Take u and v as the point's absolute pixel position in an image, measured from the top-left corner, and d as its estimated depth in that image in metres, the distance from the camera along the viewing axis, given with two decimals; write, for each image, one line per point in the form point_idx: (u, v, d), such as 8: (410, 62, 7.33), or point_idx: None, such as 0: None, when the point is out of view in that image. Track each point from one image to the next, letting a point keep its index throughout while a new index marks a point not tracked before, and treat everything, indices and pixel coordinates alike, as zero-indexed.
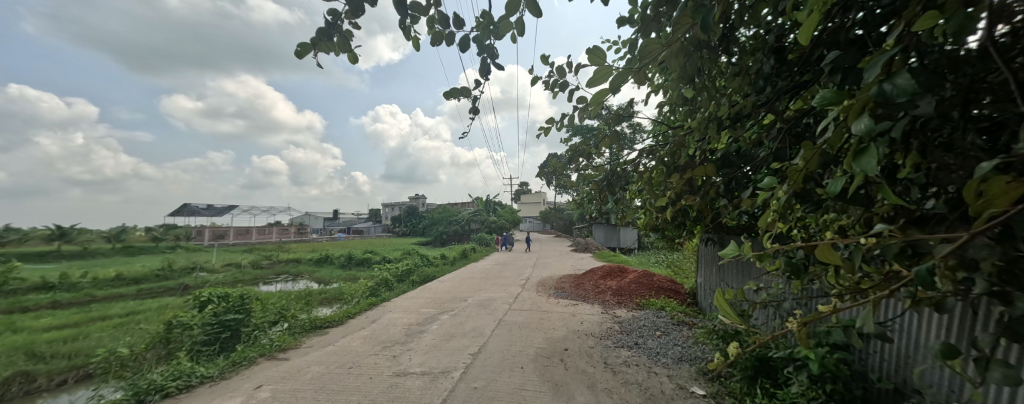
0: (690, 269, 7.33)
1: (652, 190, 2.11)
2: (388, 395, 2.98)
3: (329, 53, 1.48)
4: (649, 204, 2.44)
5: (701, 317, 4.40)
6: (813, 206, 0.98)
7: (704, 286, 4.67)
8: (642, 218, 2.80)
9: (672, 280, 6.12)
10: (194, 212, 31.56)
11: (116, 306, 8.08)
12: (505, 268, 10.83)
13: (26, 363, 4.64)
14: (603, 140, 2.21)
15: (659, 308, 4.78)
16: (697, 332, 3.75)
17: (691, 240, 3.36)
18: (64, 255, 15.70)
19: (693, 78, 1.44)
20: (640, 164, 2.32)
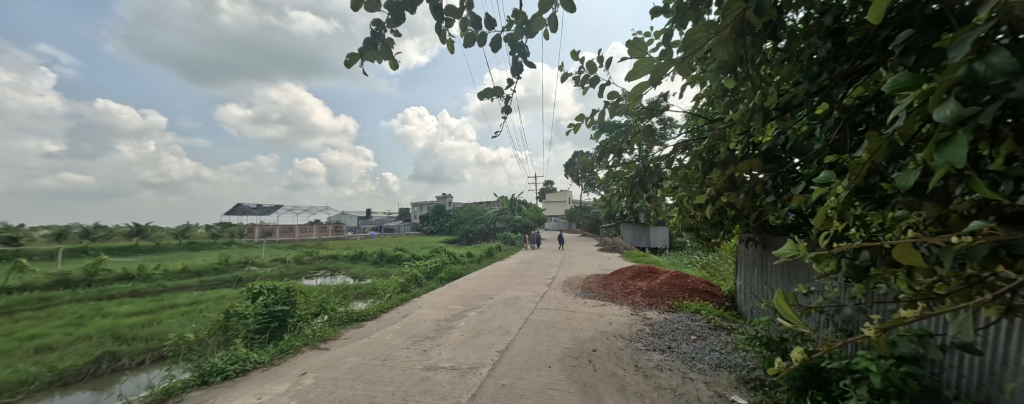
0: (727, 271, 6.98)
1: (689, 186, 2.03)
2: (420, 388, 3.06)
3: (374, 62, 1.54)
4: (684, 202, 2.34)
5: (740, 321, 4.17)
6: (877, 203, 0.91)
7: (744, 289, 4.43)
8: (675, 217, 2.70)
9: (707, 282, 5.85)
10: (246, 212, 34.12)
11: (182, 296, 8.94)
12: (531, 266, 10.84)
13: (112, 344, 5.22)
14: (635, 136, 2.15)
15: (694, 311, 4.58)
16: (735, 338, 3.56)
17: (730, 241, 3.20)
18: (141, 250, 17.60)
19: (735, 66, 1.37)
20: (675, 160, 2.24)
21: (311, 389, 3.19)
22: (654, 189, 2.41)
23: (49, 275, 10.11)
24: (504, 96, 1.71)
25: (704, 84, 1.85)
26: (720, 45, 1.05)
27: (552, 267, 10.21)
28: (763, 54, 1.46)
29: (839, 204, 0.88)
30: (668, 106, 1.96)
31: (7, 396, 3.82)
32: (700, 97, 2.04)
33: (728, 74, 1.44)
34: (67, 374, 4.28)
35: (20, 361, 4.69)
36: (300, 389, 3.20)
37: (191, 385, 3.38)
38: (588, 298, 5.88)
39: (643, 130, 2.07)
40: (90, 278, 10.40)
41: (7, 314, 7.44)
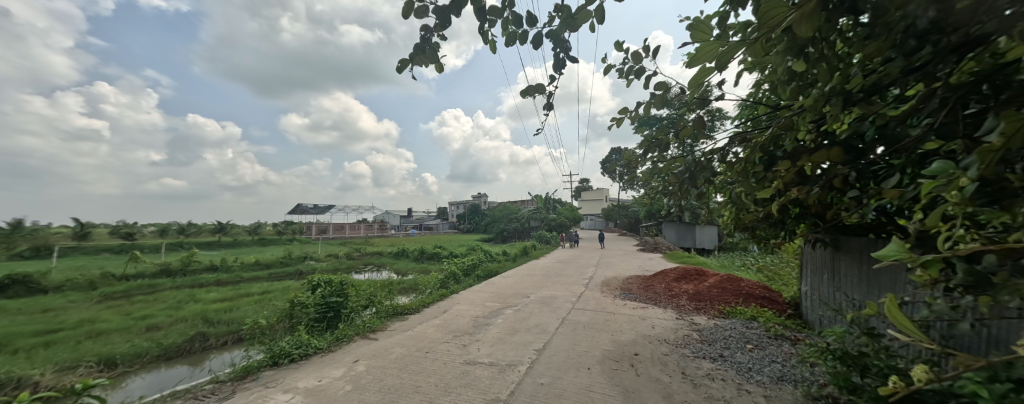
0: (788, 276, 6.39)
1: (747, 182, 1.89)
2: (461, 381, 3.15)
3: (423, 66, 1.60)
4: (741, 199, 2.19)
5: (806, 332, 3.78)
6: (1005, 197, 0.78)
7: (812, 296, 4.02)
8: (728, 213, 2.53)
9: (766, 287, 5.39)
10: (304, 211, 37.21)
11: (254, 285, 9.95)
12: (569, 265, 10.72)
13: (202, 326, 5.94)
14: (684, 129, 2.03)
15: (750, 318, 4.24)
16: (801, 349, 3.23)
17: (793, 242, 2.92)
18: (221, 244, 19.85)
19: (807, 47, 1.24)
20: (729, 153, 2.10)
21: (363, 375, 3.39)
22: (706, 184, 2.26)
23: (154, 266, 11.77)
24: (546, 93, 1.70)
25: (766, 69, 1.71)
26: (802, 21, 0.94)
27: (589, 267, 10.01)
28: (842, 30, 1.32)
29: (957, 199, 0.77)
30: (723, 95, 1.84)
31: (125, 366, 4.49)
32: (760, 83, 1.90)
33: (795, 57, 1.32)
34: (168, 351, 4.94)
35: (135, 336, 5.50)
36: (354, 375, 3.41)
37: (264, 365, 3.74)
38: (629, 300, 5.69)
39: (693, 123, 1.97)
40: (185, 268, 11.97)
41: (125, 296, 8.78)
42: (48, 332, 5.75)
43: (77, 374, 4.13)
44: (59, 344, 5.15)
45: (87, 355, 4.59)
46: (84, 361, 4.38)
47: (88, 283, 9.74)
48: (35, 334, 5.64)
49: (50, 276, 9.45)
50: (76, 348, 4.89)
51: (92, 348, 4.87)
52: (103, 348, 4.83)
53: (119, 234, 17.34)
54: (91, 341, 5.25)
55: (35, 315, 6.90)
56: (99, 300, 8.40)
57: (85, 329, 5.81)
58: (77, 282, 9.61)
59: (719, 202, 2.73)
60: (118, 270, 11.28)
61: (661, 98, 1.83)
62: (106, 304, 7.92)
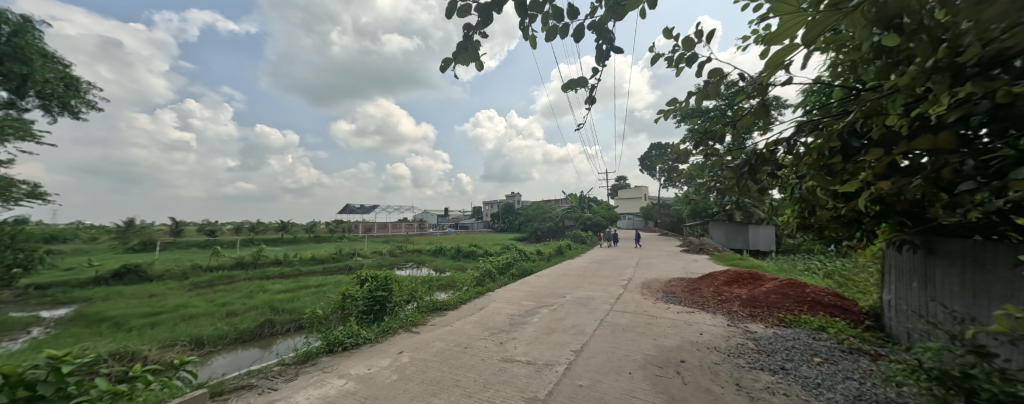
0: (865, 282, 5.69)
1: (822, 175, 1.71)
2: (499, 377, 3.18)
3: (465, 64, 1.63)
4: (811, 194, 1.99)
5: (889, 347, 3.29)
6: None
7: (894, 306, 3.56)
8: (792, 210, 2.31)
9: (837, 294, 4.84)
10: (352, 211, 39.64)
11: (310, 279, 10.75)
12: (608, 265, 10.44)
13: (269, 313, 6.53)
14: (742, 119, 1.89)
15: (818, 329, 3.84)
16: (882, 366, 2.85)
17: (872, 244, 2.61)
18: (282, 241, 21.74)
19: (902, 17, 1.11)
20: (797, 144, 1.93)
21: (408, 366, 3.53)
22: (768, 179, 2.08)
23: (230, 259, 13.19)
24: (588, 86, 1.66)
25: (845, 47, 1.54)
26: None
27: (629, 267, 9.67)
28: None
29: None
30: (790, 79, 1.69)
31: (210, 346, 5.08)
32: (835, 64, 1.72)
33: (888, 30, 1.18)
34: (243, 334, 5.51)
35: (218, 320, 6.19)
36: (399, 365, 3.57)
37: (321, 351, 4.02)
38: (673, 303, 5.42)
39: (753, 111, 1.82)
40: (255, 261, 13.26)
41: (209, 285, 9.92)
42: (153, 313, 6.66)
43: (175, 350, 4.76)
44: (162, 324, 5.93)
45: (181, 335, 5.26)
46: (179, 341, 5.03)
47: (181, 273, 11.18)
48: (143, 315, 6.57)
49: (152, 269, 10.93)
50: (173, 329, 5.62)
51: (185, 329, 5.56)
52: (194, 330, 5.50)
53: (203, 231, 19.76)
54: (184, 323, 6.00)
55: (142, 299, 8.06)
56: (190, 287, 9.57)
57: (180, 313, 6.66)
58: (172, 272, 11.07)
59: (781, 199, 2.50)
60: (203, 262, 12.80)
61: (716, 85, 1.71)
62: (195, 291, 9.02)
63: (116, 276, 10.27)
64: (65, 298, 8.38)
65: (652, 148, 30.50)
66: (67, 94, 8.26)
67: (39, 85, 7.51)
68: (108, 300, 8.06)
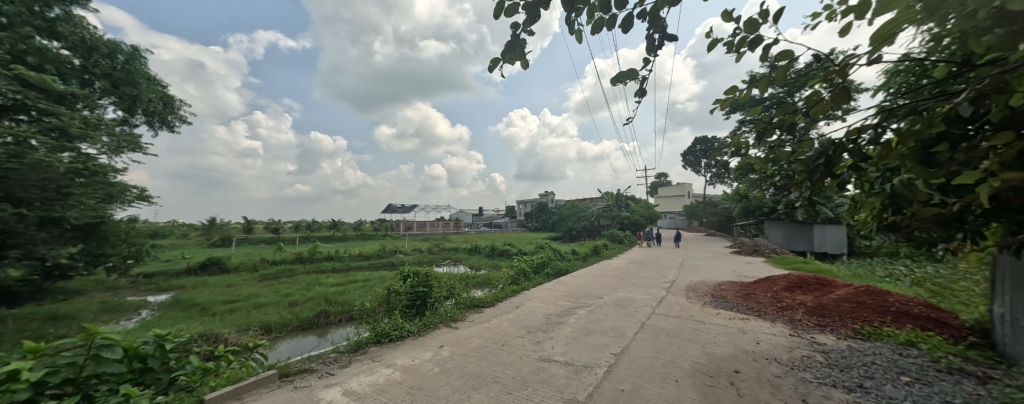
0: (966, 292, 4.92)
1: (922, 165, 1.51)
2: (537, 376, 3.17)
3: (512, 63, 1.65)
4: (903, 188, 1.77)
5: (1003, 369, 2.80)
6: None
7: (1008, 320, 3.05)
8: (877, 206, 2.06)
9: (929, 305, 4.23)
10: (395, 210, 41.58)
11: (359, 273, 11.45)
12: (649, 266, 10.02)
13: (324, 304, 7.06)
14: (817, 105, 1.72)
15: (905, 344, 3.38)
16: (993, 391, 2.44)
17: (980, 247, 2.24)
18: (332, 238, 23.39)
19: None
20: (886, 131, 1.72)
21: (449, 360, 3.64)
22: (848, 172, 1.87)
23: (291, 254, 14.42)
24: (639, 78, 1.61)
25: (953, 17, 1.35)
26: None
27: (673, 269, 9.20)
28: None
29: None
30: (878, 57, 1.51)
31: (277, 332, 5.62)
32: (933, 38, 1.52)
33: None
34: (303, 322, 6.02)
35: (282, 309, 6.80)
36: (441, 358, 3.68)
37: (371, 341, 4.27)
38: (724, 308, 5.08)
39: (829, 97, 1.65)
40: (311, 257, 14.38)
41: (275, 277, 10.94)
42: (232, 301, 7.49)
43: (249, 334, 5.32)
44: (239, 311, 6.63)
45: (253, 321, 5.85)
46: (252, 326, 5.60)
47: (252, 266, 12.47)
48: (224, 302, 7.40)
49: (227, 262, 12.26)
50: (247, 315, 6.27)
51: (256, 316, 6.18)
52: (263, 317, 6.09)
53: (269, 228, 21.91)
54: (256, 310, 6.68)
55: (222, 288, 9.09)
56: (259, 279, 10.61)
57: (253, 301, 7.40)
58: (245, 265, 12.38)
59: (862, 195, 2.23)
60: (269, 257, 14.15)
61: (786, 68, 1.56)
62: (263, 283, 10.00)
63: (202, 267, 11.71)
64: (165, 285, 9.72)
65: (698, 143, 28.74)
66: (165, 111, 9.59)
67: (145, 105, 8.82)
68: (196, 289, 9.21)
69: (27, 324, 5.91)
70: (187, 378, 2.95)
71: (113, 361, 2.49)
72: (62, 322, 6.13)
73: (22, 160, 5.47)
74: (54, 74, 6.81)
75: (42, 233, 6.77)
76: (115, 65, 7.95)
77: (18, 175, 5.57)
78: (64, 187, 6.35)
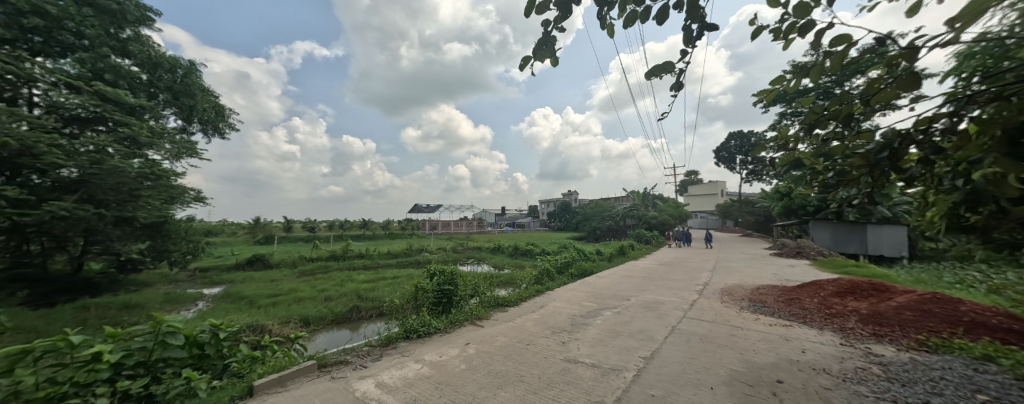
0: None
1: (1009, 157, 1.35)
2: (563, 377, 3.13)
3: (543, 61, 1.66)
4: (983, 183, 1.59)
5: None
6: None
7: None
8: (950, 204, 1.87)
9: (1011, 316, 3.79)
10: (420, 210, 42.59)
11: (388, 271, 11.83)
12: (678, 268, 9.67)
13: (356, 300, 7.36)
14: (879, 94, 1.59)
15: (981, 358, 3.04)
16: None
17: None
18: (361, 237, 24.33)
19: None
20: (962, 120, 1.56)
21: (474, 357, 3.67)
22: (916, 166, 1.71)
23: (326, 252, 15.13)
24: (674, 71, 1.56)
25: None
26: None
27: (706, 271, 8.81)
28: None
29: None
30: (953, 38, 1.38)
31: (314, 325, 5.93)
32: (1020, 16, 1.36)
33: None
34: (337, 316, 6.31)
35: (318, 303, 7.15)
36: (467, 355, 3.73)
37: (400, 336, 4.39)
38: (763, 313, 4.80)
39: (892, 84, 1.53)
40: (344, 254, 15.05)
41: (312, 273, 11.53)
42: (275, 294, 7.97)
43: (290, 326, 5.65)
44: (281, 304, 7.05)
45: (293, 314, 6.19)
46: (292, 319, 5.93)
47: (292, 262, 13.22)
48: (269, 295, 7.90)
49: (270, 259, 13.06)
50: (288, 308, 6.66)
51: (296, 309, 6.53)
52: (301, 310, 6.44)
53: (306, 227, 23.13)
54: (296, 304, 7.07)
55: (266, 283, 9.70)
56: (298, 275, 11.22)
57: (293, 295, 7.84)
58: (285, 261, 13.14)
59: (932, 192, 2.03)
60: (307, 254, 14.93)
61: (843, 54, 1.47)
62: (302, 278, 10.56)
63: (248, 263, 12.56)
64: (218, 279, 10.52)
65: (731, 139, 27.39)
66: (218, 119, 10.36)
67: (201, 114, 9.55)
68: (243, 283, 9.89)
69: (105, 312, 6.61)
70: (237, 365, 3.24)
71: (176, 347, 2.79)
72: (134, 311, 6.80)
73: (101, 165, 6.28)
74: (127, 89, 7.59)
75: (117, 231, 7.56)
76: (176, 79, 8.69)
77: (99, 180, 6.34)
78: (135, 189, 7.07)
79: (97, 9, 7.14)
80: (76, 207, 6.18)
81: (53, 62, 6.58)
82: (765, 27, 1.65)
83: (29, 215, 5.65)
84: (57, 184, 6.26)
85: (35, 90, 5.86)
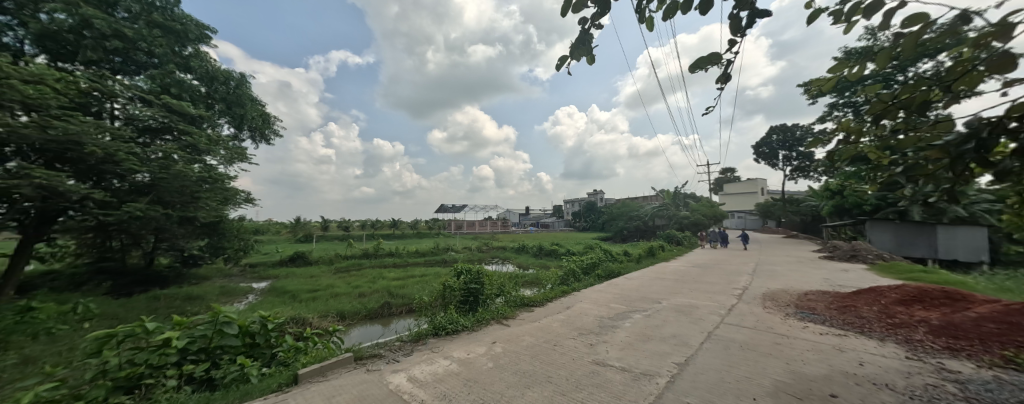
0: None
1: None
2: (592, 380, 3.06)
3: (579, 58, 1.64)
4: None
5: None
6: None
7: None
8: None
9: None
10: (447, 210, 43.42)
11: (416, 268, 12.15)
12: (714, 271, 9.22)
13: (388, 296, 7.60)
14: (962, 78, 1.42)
15: None
16: None
17: None
18: (391, 236, 25.15)
19: None
20: None
21: (501, 356, 3.68)
22: (1010, 158, 1.51)
23: (359, 250, 15.76)
24: (719, 62, 1.49)
25: None
26: None
27: (746, 274, 8.32)
28: None
29: None
30: None
31: (349, 319, 6.20)
32: None
33: None
34: (370, 312, 6.55)
35: (352, 299, 7.45)
36: (494, 354, 3.74)
37: (429, 333, 4.48)
38: (812, 321, 4.47)
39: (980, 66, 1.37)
40: (376, 252, 15.61)
41: (347, 270, 12.04)
42: (315, 289, 8.42)
43: (328, 320, 5.93)
44: (320, 298, 7.43)
45: (330, 309, 6.49)
46: (329, 313, 6.22)
47: (328, 259, 13.89)
48: (309, 290, 8.35)
49: (309, 256, 13.78)
50: (326, 303, 7.00)
51: (333, 304, 6.85)
52: (338, 305, 6.73)
53: (340, 226, 24.23)
54: (333, 299, 7.41)
55: (306, 278, 10.24)
56: (335, 271, 11.76)
57: (331, 290, 8.22)
58: (323, 258, 13.83)
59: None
60: (342, 252, 15.62)
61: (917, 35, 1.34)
62: (338, 275, 11.06)
63: (291, 259, 13.33)
64: (265, 274, 11.27)
65: (772, 134, 25.74)
66: (265, 127, 11.08)
67: (250, 121, 10.19)
68: (287, 278, 10.51)
69: (172, 302, 7.29)
70: (283, 354, 3.49)
71: (230, 335, 3.21)
72: (197, 302, 7.45)
73: (168, 170, 6.95)
74: (189, 101, 8.33)
75: (181, 229, 8.33)
76: (229, 90, 9.37)
77: (166, 183, 7.05)
78: (196, 192, 7.76)
79: (164, 30, 8.09)
80: (148, 208, 6.85)
81: (129, 78, 7.74)
82: (823, 11, 1.53)
83: (112, 215, 6.47)
84: (131, 187, 7.06)
85: (116, 104, 6.71)
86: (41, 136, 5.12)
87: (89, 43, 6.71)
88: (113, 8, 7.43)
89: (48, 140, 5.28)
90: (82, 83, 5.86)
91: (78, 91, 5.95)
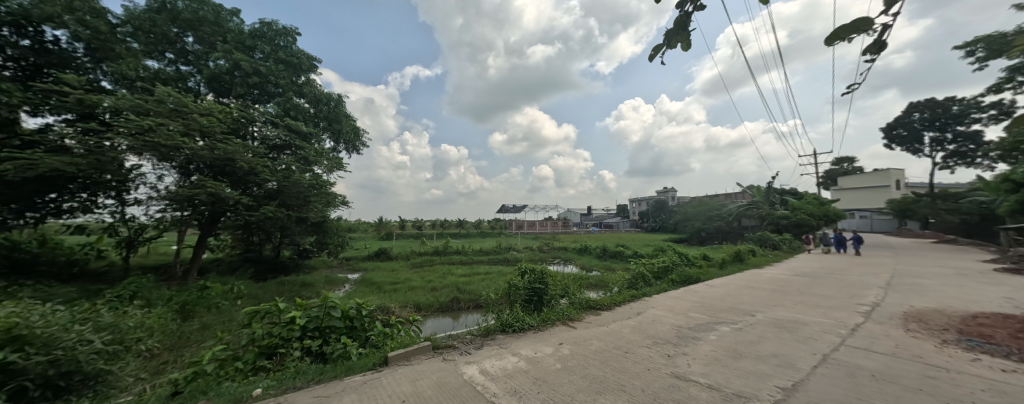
0: None
1: None
2: (671, 395, 2.72)
3: (674, 44, 1.46)
4: None
5: None
6: None
7: None
8: None
9: None
10: (508, 211, 44.20)
11: (484, 267, 12.47)
12: (824, 280, 7.78)
13: (457, 291, 7.91)
14: None
15: None
16: None
17: None
18: (456, 234, 26.39)
19: None
20: None
21: (570, 357, 3.53)
22: None
23: (431, 247, 16.80)
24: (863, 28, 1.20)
25: None
26: None
27: (873, 287, 6.83)
28: None
29: None
30: None
31: (425, 310, 6.61)
32: None
33: None
34: (442, 305, 6.87)
35: (427, 292, 7.93)
36: (563, 355, 3.59)
37: (497, 329, 4.49)
38: (986, 353, 3.43)
39: None
40: (446, 250, 16.49)
41: (422, 266, 12.89)
42: (397, 282, 9.16)
43: (407, 310, 6.38)
44: (400, 290, 8.06)
45: (409, 300, 6.98)
46: (407, 304, 6.71)
47: (405, 256, 15.02)
48: (393, 282, 9.10)
49: (390, 252, 15.05)
50: (405, 294, 7.53)
51: (410, 296, 7.36)
52: (415, 297, 7.21)
53: (415, 225, 26.13)
54: (410, 291, 7.96)
55: (389, 272, 11.20)
56: (412, 266, 12.68)
57: (410, 284, 8.84)
58: (400, 255, 15.01)
59: None
60: (417, 249, 16.78)
61: None
62: (414, 270, 11.88)
63: (376, 255, 14.74)
64: (358, 267, 12.64)
65: (910, 112, 20.85)
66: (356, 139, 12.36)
67: (346, 135, 11.39)
68: (373, 271, 11.63)
69: (293, 287, 8.55)
70: (375, 338, 3.74)
71: (336, 318, 3.60)
72: (310, 288, 8.61)
73: (289, 179, 8.06)
74: (304, 120, 9.63)
75: (297, 227, 9.78)
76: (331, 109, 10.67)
77: (290, 187, 8.21)
78: (308, 195, 8.93)
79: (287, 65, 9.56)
80: (276, 210, 8.09)
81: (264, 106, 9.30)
82: None
83: (256, 214, 7.74)
84: (267, 192, 8.25)
85: (256, 127, 8.19)
86: (210, 155, 6.57)
87: (239, 81, 8.40)
88: (253, 51, 9.04)
89: (215, 158, 6.75)
90: (234, 112, 7.34)
91: (233, 118, 7.46)
